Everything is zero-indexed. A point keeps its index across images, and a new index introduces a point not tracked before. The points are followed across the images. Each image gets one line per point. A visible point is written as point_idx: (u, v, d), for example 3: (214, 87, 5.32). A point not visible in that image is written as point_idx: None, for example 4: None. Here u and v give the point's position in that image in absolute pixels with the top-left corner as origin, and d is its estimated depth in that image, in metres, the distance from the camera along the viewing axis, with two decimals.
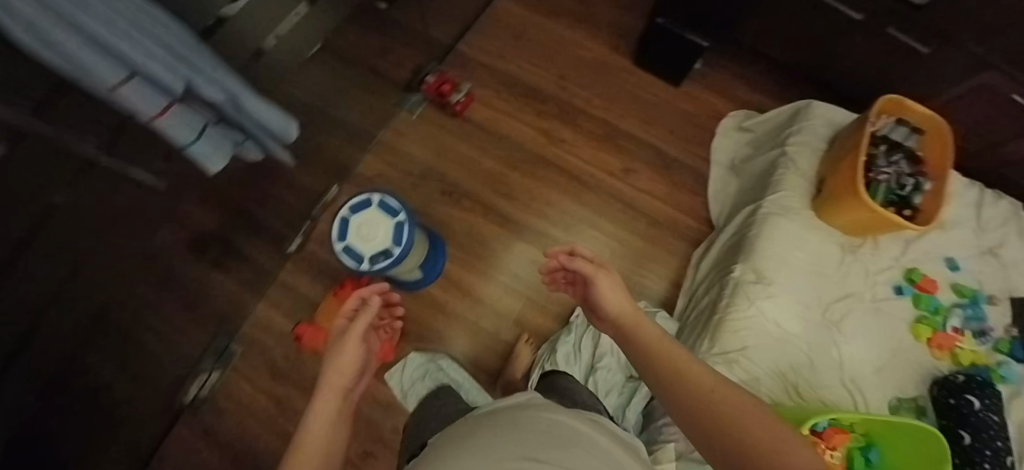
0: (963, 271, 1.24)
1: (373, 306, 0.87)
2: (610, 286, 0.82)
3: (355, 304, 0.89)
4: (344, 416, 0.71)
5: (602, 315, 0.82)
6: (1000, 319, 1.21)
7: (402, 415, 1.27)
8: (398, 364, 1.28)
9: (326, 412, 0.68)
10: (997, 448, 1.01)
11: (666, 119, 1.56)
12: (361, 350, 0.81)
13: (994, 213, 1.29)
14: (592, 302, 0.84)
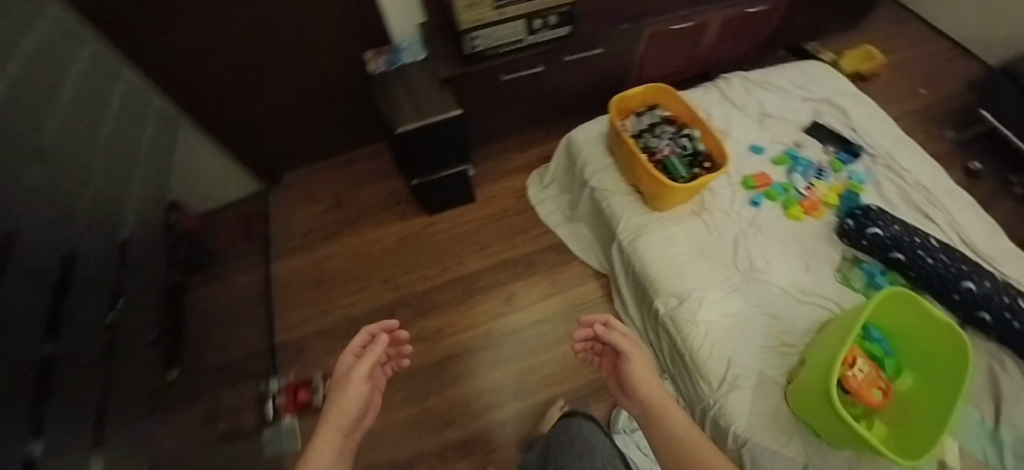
0: (767, 146, 1.41)
1: (381, 345, 0.87)
2: (639, 362, 0.99)
3: (354, 349, 0.89)
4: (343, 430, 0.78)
5: (633, 391, 0.97)
6: (817, 151, 1.39)
7: None
8: None
9: (331, 433, 0.76)
10: (920, 243, 1.14)
11: (494, 227, 1.52)
12: (363, 388, 0.83)
13: (736, 92, 1.50)
14: (623, 376, 1.00)
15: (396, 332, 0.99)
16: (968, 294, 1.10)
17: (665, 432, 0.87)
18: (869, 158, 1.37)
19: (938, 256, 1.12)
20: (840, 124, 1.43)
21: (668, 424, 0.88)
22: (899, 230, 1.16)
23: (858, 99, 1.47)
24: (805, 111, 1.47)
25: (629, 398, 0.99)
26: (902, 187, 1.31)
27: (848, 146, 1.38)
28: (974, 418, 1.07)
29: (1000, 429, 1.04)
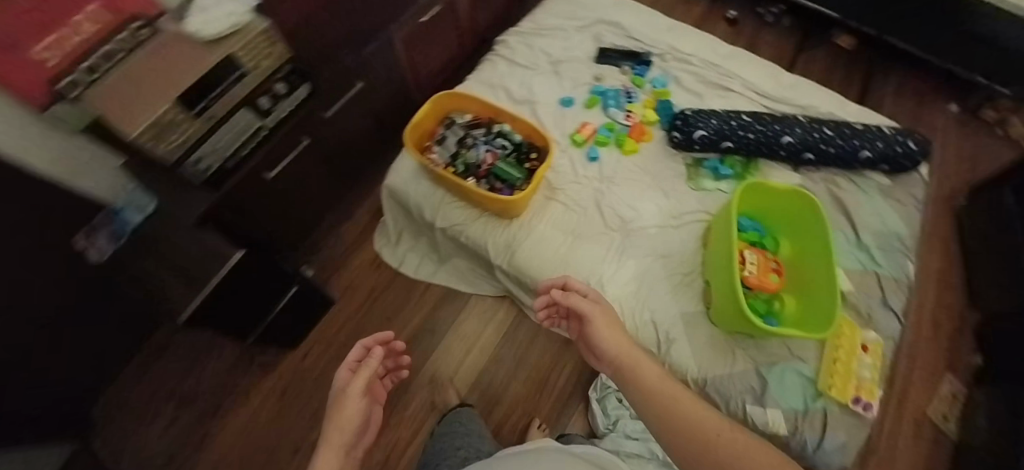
0: (573, 92, 1.37)
1: (376, 354, 0.85)
2: (603, 323, 0.82)
3: (366, 342, 0.88)
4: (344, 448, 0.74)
5: (603, 356, 0.81)
6: (616, 75, 1.40)
7: None
8: None
9: (330, 454, 0.71)
10: (739, 124, 1.21)
11: (376, 311, 1.35)
12: (364, 400, 0.81)
13: (517, 52, 1.42)
14: (591, 338, 0.83)
15: (391, 345, 0.97)
16: (790, 147, 1.21)
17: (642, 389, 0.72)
18: (658, 58, 1.41)
19: (754, 128, 1.21)
20: (620, 39, 1.44)
21: (642, 380, 0.73)
22: (717, 121, 1.22)
23: (621, 7, 1.49)
24: (585, 40, 1.45)
25: (598, 364, 0.83)
26: (695, 73, 1.38)
27: (637, 56, 1.41)
28: (841, 239, 1.21)
29: (861, 237, 1.20)
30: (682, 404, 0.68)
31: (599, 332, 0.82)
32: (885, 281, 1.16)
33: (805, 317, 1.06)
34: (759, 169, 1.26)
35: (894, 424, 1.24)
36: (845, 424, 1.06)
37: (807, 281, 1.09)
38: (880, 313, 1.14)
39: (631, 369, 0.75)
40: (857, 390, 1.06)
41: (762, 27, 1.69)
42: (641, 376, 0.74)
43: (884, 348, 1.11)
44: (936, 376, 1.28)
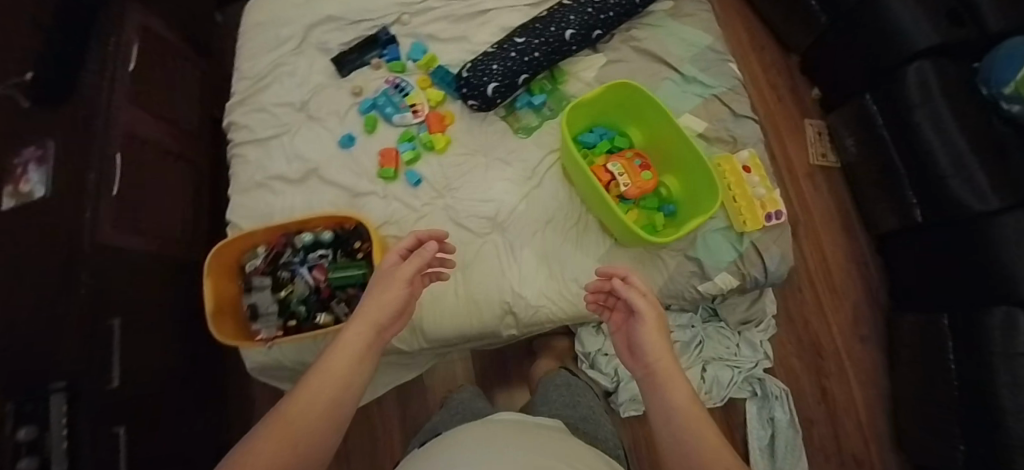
0: (347, 124, 1.16)
1: (428, 255, 0.73)
2: (647, 319, 0.72)
3: (422, 259, 0.72)
4: (347, 387, 0.59)
5: (638, 357, 0.70)
6: (372, 74, 1.19)
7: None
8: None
9: (336, 375, 0.59)
10: (520, 49, 1.06)
11: (357, 442, 1.26)
12: (406, 291, 0.69)
13: (258, 123, 1.17)
14: (633, 338, 0.73)
15: (444, 244, 0.87)
16: (577, 37, 1.11)
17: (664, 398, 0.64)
18: (398, 26, 1.23)
19: (537, 42, 1.07)
20: (347, 30, 1.22)
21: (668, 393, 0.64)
22: (502, 59, 1.05)
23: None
24: (316, 58, 1.22)
25: (630, 361, 0.73)
26: (443, 17, 1.22)
27: (375, 39, 1.20)
28: (671, 85, 1.18)
29: (684, 73, 1.18)
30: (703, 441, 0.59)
31: (641, 331, 0.71)
32: (726, 96, 1.17)
33: (691, 187, 1.05)
34: (563, 73, 1.17)
35: (798, 187, 1.39)
36: (772, 242, 1.10)
37: (672, 153, 1.07)
38: (739, 125, 1.16)
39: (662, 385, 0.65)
40: (766, 208, 1.09)
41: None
42: (669, 395, 0.64)
43: (759, 154, 1.13)
44: (800, 125, 1.42)
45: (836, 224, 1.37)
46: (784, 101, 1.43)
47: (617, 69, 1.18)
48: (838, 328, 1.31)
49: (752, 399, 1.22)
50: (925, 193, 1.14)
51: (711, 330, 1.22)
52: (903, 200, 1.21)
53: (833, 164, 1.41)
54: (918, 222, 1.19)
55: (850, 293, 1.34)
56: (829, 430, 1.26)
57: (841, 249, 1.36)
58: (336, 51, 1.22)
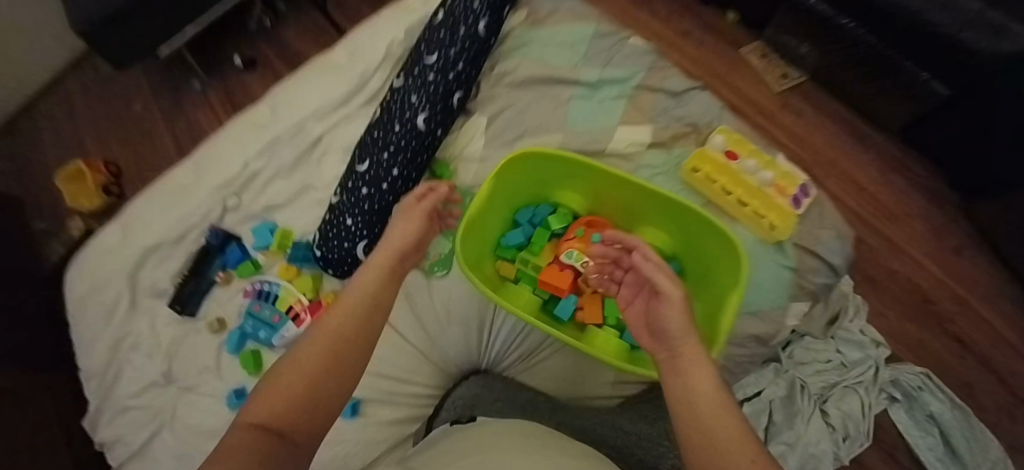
0: (229, 373, 0.85)
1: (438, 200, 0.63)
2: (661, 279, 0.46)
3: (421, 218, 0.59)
4: (368, 333, 0.44)
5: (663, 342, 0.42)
6: (225, 293, 0.90)
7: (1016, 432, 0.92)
8: None
9: (343, 319, 0.43)
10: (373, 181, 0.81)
11: None
12: (419, 221, 0.59)
13: (125, 431, 0.84)
14: (653, 317, 0.46)
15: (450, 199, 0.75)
16: (434, 120, 0.83)
17: (685, 391, 0.36)
18: (231, 216, 0.94)
19: (386, 156, 0.81)
20: (176, 254, 0.94)
21: (695, 388, 0.36)
22: (357, 207, 0.80)
23: (135, 226, 0.94)
24: (156, 306, 0.91)
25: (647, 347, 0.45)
26: (275, 172, 0.95)
27: (207, 249, 0.91)
28: (580, 104, 0.89)
29: (587, 81, 0.89)
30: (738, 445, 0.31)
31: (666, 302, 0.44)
32: (650, 80, 0.89)
33: (684, 233, 0.78)
34: (447, 166, 0.88)
35: (779, 125, 1.12)
36: (813, 225, 0.82)
37: (632, 197, 0.79)
38: (684, 106, 0.88)
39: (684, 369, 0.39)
40: (784, 192, 0.81)
41: (269, 34, 1.26)
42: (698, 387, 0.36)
43: (737, 131, 0.85)
44: (742, 62, 1.16)
45: (844, 143, 1.10)
46: (705, 47, 1.18)
47: (506, 120, 0.88)
48: (926, 256, 1.02)
49: (896, 406, 0.90)
50: (924, 59, 0.85)
51: (801, 349, 0.91)
52: (910, 78, 0.92)
53: (801, 78, 1.13)
54: (948, 96, 0.88)
55: (909, 211, 1.05)
56: (995, 385, 0.94)
57: (865, 167, 1.08)
58: (173, 285, 0.92)
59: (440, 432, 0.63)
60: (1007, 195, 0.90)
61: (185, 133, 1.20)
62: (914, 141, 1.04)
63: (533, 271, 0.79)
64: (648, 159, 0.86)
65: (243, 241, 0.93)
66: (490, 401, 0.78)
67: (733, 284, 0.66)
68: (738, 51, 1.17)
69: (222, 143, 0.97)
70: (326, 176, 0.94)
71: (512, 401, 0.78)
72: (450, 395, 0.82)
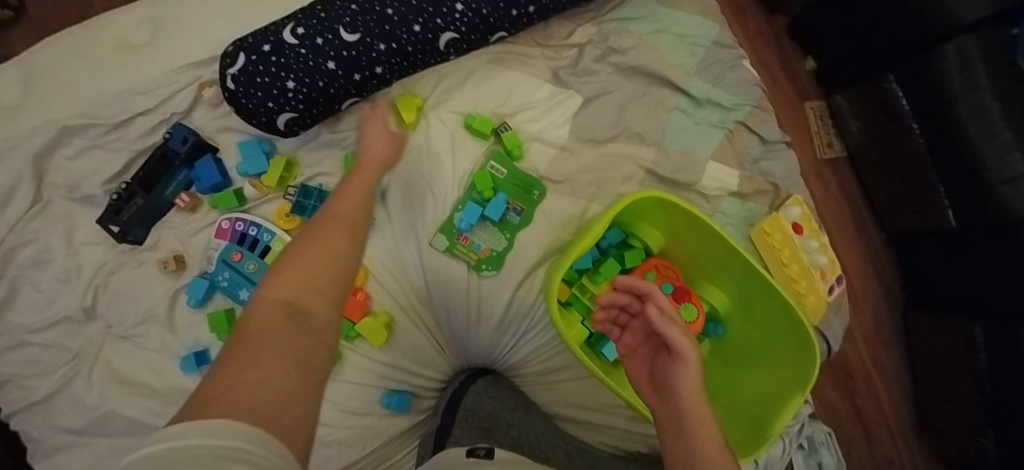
0: (186, 331, 0.66)
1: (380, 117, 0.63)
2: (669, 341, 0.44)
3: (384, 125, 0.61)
4: (359, 233, 0.46)
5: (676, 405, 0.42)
6: (185, 223, 0.67)
7: None
8: None
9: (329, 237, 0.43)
10: (362, 69, 0.62)
11: None
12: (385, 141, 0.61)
13: (25, 371, 0.64)
14: (659, 376, 0.45)
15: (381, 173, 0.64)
16: (464, 40, 0.66)
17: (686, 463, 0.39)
18: (205, 113, 0.70)
19: (385, 47, 0.61)
20: (115, 148, 0.68)
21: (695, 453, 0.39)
22: (307, 74, 0.60)
23: (41, 82, 0.66)
24: (78, 214, 0.68)
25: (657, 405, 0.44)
26: None
27: (169, 157, 0.66)
28: (680, 118, 0.77)
29: (694, 95, 0.77)
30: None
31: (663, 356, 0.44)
32: (751, 119, 0.79)
33: (752, 306, 0.70)
34: (519, 144, 0.72)
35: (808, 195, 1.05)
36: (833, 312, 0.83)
37: (713, 255, 0.70)
38: (771, 160, 0.80)
39: (683, 435, 0.40)
40: (826, 278, 0.79)
41: None
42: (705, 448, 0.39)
43: (805, 202, 0.80)
44: (800, 108, 1.05)
45: (858, 232, 1.06)
46: (777, 79, 1.05)
47: (601, 109, 0.75)
48: (886, 351, 1.05)
49: (797, 452, 0.95)
50: (954, 182, 0.82)
51: None
52: (929, 194, 0.88)
53: (840, 153, 1.06)
54: (955, 227, 0.86)
55: (886, 306, 1.06)
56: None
57: (864, 260, 1.06)
58: (108, 194, 0.67)
59: (453, 450, 0.59)
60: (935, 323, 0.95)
61: None
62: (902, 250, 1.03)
63: (587, 301, 0.70)
64: (725, 206, 0.79)
65: (221, 157, 0.69)
66: (503, 426, 0.68)
67: (799, 391, 0.64)
68: (800, 99, 1.06)
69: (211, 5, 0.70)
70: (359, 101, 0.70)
71: (526, 430, 0.69)
72: (460, 405, 0.70)
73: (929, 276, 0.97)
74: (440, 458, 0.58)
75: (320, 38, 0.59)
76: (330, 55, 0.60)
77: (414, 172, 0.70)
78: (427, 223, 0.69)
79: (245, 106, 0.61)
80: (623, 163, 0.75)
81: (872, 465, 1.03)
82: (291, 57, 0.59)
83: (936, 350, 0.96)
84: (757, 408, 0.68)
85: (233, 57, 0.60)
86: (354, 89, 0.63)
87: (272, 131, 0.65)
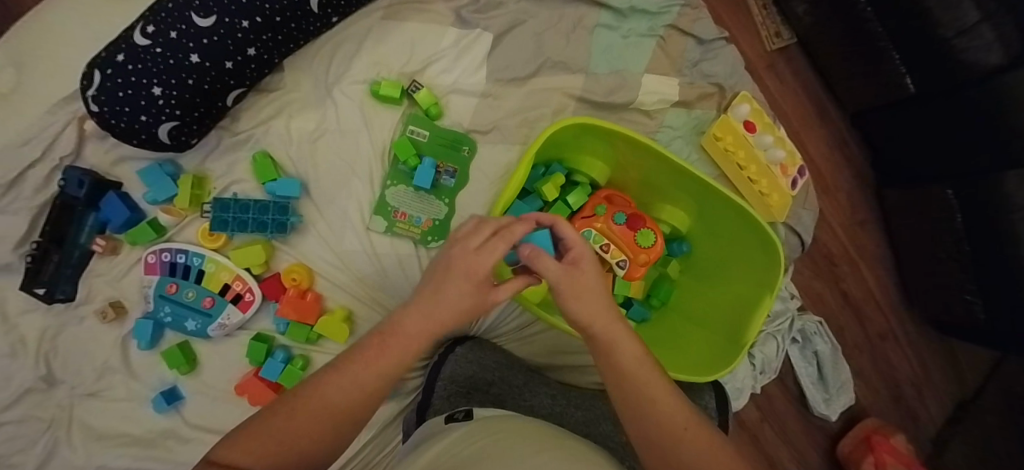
0: (150, 374, 0.65)
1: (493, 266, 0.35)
2: (579, 287, 0.36)
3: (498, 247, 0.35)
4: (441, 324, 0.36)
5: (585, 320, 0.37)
6: (112, 267, 0.65)
7: (901, 376, 1.04)
8: (857, 429, 1.01)
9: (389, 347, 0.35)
10: (230, 53, 0.58)
11: None
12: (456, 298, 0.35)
13: (6, 452, 0.61)
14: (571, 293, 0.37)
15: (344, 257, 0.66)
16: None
17: (616, 370, 0.37)
18: (96, 148, 0.65)
19: (247, 25, 0.56)
20: (16, 209, 0.63)
21: (622, 362, 0.37)
22: (171, 75, 0.56)
23: None
24: (3, 285, 0.64)
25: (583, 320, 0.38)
26: None
27: (69, 204, 0.62)
28: (604, 36, 0.72)
29: (617, 7, 0.71)
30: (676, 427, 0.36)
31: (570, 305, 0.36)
32: (683, 19, 0.73)
33: (707, 217, 0.70)
34: (435, 101, 0.67)
35: (762, 90, 1.01)
36: (800, 205, 0.82)
37: (660, 173, 0.68)
38: (712, 59, 0.75)
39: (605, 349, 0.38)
40: (788, 173, 0.76)
41: None
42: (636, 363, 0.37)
43: (754, 97, 0.76)
44: (740, 3, 1.00)
45: (818, 115, 1.03)
46: None
47: (517, 45, 0.69)
48: (863, 228, 1.04)
49: (793, 346, 0.97)
50: (907, 47, 0.76)
51: None
52: (884, 61, 0.83)
53: (790, 40, 1.00)
54: (914, 93, 0.82)
55: (857, 186, 1.04)
56: (894, 339, 1.05)
57: (829, 142, 1.03)
58: (23, 258, 0.64)
59: (434, 421, 0.54)
60: (909, 190, 0.94)
61: None
62: (864, 126, 1.00)
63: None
64: (670, 119, 0.75)
65: (126, 191, 0.65)
66: (484, 386, 0.64)
67: (768, 291, 0.64)
68: None
69: (82, 37, 0.65)
70: (258, 98, 0.66)
71: (509, 385, 0.65)
72: (438, 377, 0.64)
73: (894, 146, 0.94)
74: (423, 430, 0.53)
75: (174, 31, 0.54)
76: (189, 47, 0.55)
77: (331, 156, 0.66)
78: (358, 205, 0.66)
79: (116, 125, 0.57)
80: (553, 97, 0.70)
81: (864, 340, 1.04)
82: (148, 60, 0.54)
83: (913, 217, 0.94)
84: (732, 314, 0.68)
85: (88, 75, 0.54)
86: (232, 79, 0.60)
87: (160, 146, 0.61)
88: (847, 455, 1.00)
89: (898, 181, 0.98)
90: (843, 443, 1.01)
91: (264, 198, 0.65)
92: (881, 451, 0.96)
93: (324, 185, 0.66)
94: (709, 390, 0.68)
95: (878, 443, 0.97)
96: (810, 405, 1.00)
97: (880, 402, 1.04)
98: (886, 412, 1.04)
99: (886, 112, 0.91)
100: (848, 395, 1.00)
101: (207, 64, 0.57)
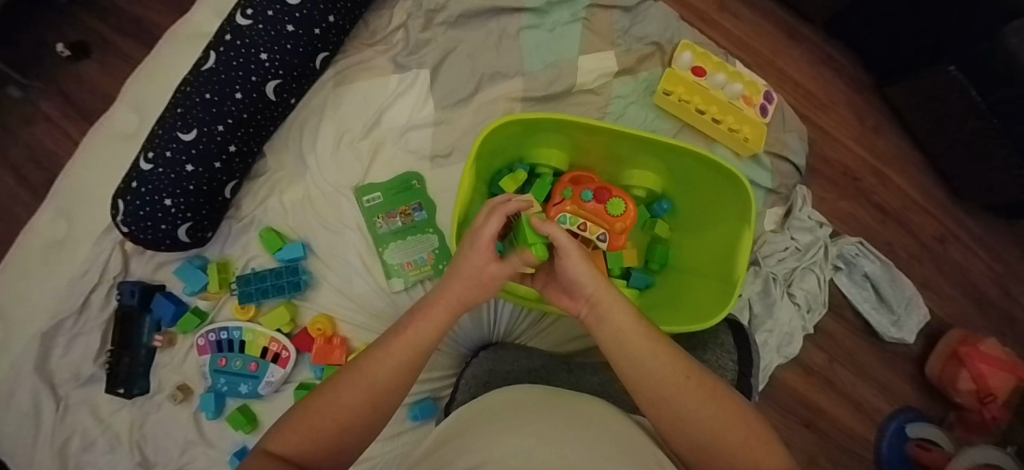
0: (222, 439, 0.74)
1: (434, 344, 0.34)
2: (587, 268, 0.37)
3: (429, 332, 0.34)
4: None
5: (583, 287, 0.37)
6: (173, 357, 0.76)
7: (975, 277, 0.96)
8: (944, 345, 0.89)
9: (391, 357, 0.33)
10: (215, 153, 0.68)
11: None
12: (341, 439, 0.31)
13: None
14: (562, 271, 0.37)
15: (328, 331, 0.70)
16: (286, 84, 0.71)
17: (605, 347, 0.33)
18: (140, 262, 0.78)
19: (222, 128, 0.67)
20: (89, 328, 0.76)
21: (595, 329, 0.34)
22: (177, 187, 0.66)
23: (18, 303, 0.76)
24: (93, 394, 0.75)
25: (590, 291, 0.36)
26: None
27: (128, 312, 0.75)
28: (531, 35, 0.77)
29: (535, 6, 0.76)
30: (676, 377, 0.33)
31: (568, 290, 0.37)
32: None
33: (678, 172, 0.71)
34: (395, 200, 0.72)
35: (722, 36, 1.02)
36: (780, 130, 0.82)
37: (616, 143, 0.70)
38: (642, 22, 0.79)
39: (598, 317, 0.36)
40: (753, 103, 0.77)
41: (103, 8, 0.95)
42: (628, 354, 0.34)
43: (694, 44, 0.77)
44: None
45: (790, 41, 1.01)
46: None
47: (454, 68, 0.76)
48: (876, 135, 0.99)
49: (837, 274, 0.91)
50: None
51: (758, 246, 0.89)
52: None
53: None
54: None
55: (855, 94, 1.00)
56: (955, 240, 0.97)
57: (810, 62, 1.01)
58: (103, 367, 0.76)
59: None
60: (911, 79, 0.89)
61: (41, 162, 0.91)
62: (841, 35, 0.97)
63: None
64: (617, 89, 0.77)
65: (170, 289, 0.77)
66: (502, 375, 0.63)
67: (747, 224, 0.64)
68: None
69: (106, 177, 0.79)
70: (252, 184, 0.76)
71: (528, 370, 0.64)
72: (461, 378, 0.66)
73: (878, 44, 0.91)
74: None
75: (168, 151, 0.65)
76: (184, 160, 0.66)
77: (323, 213, 0.74)
78: (357, 251, 0.74)
79: (144, 238, 0.69)
80: (499, 104, 0.75)
81: (920, 248, 0.97)
82: (155, 180, 0.65)
83: (926, 105, 0.89)
84: (721, 254, 0.69)
85: (116, 205, 0.66)
86: (224, 175, 0.70)
87: (185, 245, 0.72)
88: (940, 377, 0.88)
89: (895, 76, 0.94)
90: (933, 365, 0.90)
91: (277, 266, 0.74)
92: (975, 362, 0.85)
93: (323, 239, 0.74)
94: (726, 329, 0.63)
95: (969, 354, 0.86)
96: (879, 332, 0.91)
97: (961, 309, 0.95)
98: (973, 318, 0.95)
99: (856, 14, 0.90)
100: (921, 313, 0.90)
101: (201, 169, 0.67)
